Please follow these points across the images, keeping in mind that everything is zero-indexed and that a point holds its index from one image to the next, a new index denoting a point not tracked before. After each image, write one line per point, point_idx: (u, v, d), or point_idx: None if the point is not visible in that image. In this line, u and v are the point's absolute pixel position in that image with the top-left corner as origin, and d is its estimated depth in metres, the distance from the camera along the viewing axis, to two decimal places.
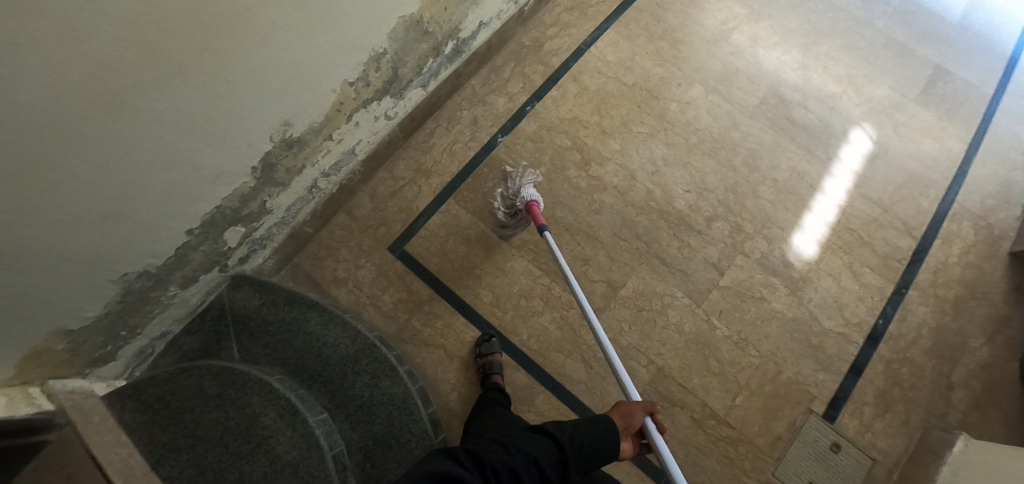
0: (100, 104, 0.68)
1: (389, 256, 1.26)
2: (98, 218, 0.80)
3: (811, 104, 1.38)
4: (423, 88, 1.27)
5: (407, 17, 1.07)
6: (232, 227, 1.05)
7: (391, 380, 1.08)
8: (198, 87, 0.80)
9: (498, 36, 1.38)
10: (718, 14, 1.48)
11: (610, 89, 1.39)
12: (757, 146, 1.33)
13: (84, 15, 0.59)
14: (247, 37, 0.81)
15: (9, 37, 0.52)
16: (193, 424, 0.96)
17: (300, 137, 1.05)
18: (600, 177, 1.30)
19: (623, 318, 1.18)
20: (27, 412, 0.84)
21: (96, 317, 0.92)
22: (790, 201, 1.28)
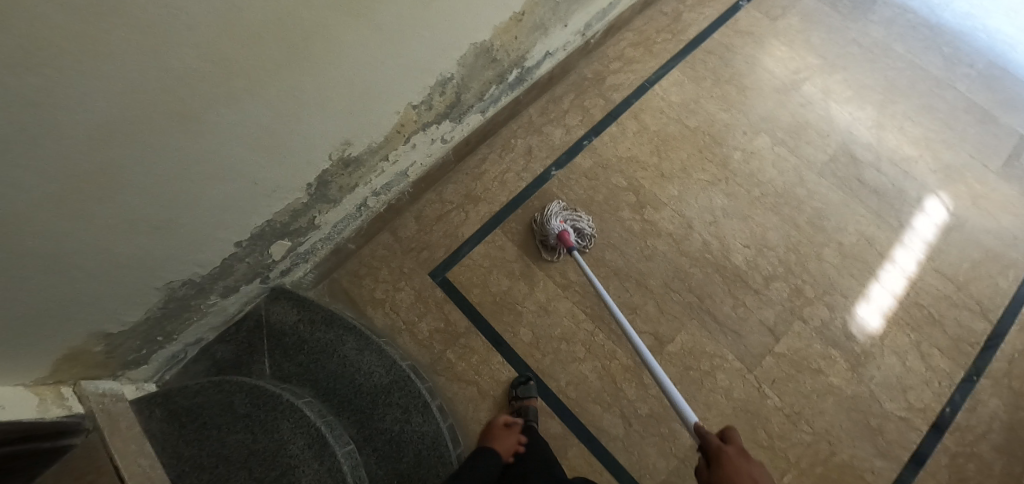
0: (171, 115, 0.67)
1: (429, 282, 1.22)
2: (151, 226, 0.78)
3: (884, 166, 1.29)
4: (482, 114, 1.24)
5: (478, 44, 1.05)
6: (279, 241, 1.03)
7: (424, 417, 1.03)
8: (268, 103, 0.78)
9: (561, 67, 1.34)
10: (789, 63, 1.41)
11: (671, 131, 1.33)
12: (823, 205, 1.25)
13: (166, 27, 0.58)
14: (322, 57, 0.79)
15: (84, 43, 0.52)
16: (219, 443, 0.92)
17: (358, 156, 1.02)
18: (655, 222, 1.24)
19: (667, 375, 1.12)
20: (57, 416, 0.84)
21: (137, 322, 0.90)
22: (856, 267, 1.20)
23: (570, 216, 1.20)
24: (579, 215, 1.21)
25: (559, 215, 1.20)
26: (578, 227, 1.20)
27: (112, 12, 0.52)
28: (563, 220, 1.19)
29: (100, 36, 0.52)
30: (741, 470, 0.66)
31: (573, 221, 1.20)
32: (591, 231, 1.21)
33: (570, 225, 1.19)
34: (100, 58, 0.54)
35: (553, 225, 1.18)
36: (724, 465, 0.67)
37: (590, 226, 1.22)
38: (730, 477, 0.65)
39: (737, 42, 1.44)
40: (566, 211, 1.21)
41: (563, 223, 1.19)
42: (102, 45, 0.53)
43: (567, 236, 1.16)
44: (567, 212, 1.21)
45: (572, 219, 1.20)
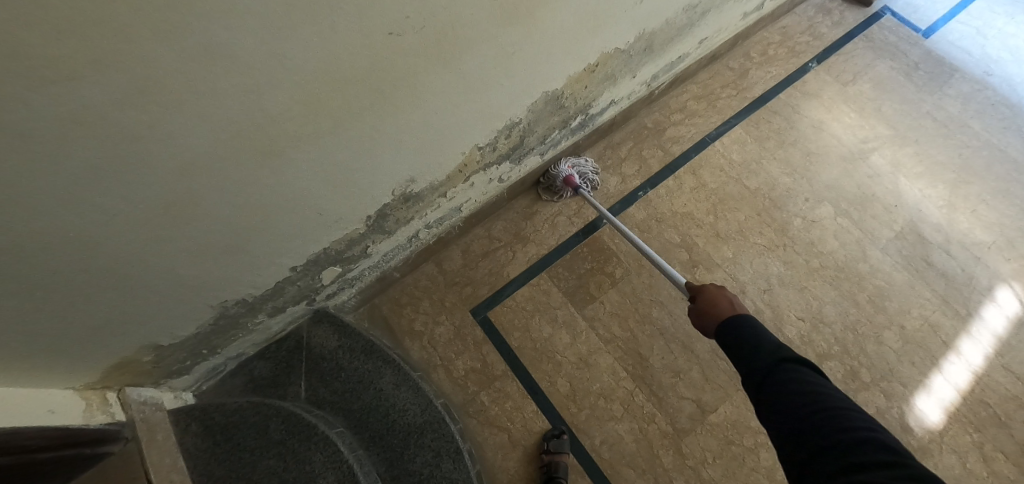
0: (256, 149, 0.70)
1: (469, 319, 1.21)
2: (219, 249, 0.80)
3: (954, 250, 1.22)
4: (541, 156, 1.23)
5: (550, 92, 1.04)
6: (331, 267, 1.03)
7: (454, 464, 1.00)
8: (345, 141, 0.80)
9: (623, 115, 1.33)
10: (858, 130, 1.36)
11: (730, 190, 1.30)
12: (886, 284, 1.19)
13: (269, 69, 0.61)
14: (402, 101, 0.81)
15: (193, 83, 0.55)
16: (250, 466, 0.91)
17: (419, 192, 1.02)
18: (706, 283, 1.21)
19: (707, 446, 1.08)
20: (100, 423, 0.84)
21: (187, 335, 0.91)
22: (917, 354, 1.13)
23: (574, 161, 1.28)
24: (586, 161, 1.28)
25: (569, 159, 1.27)
26: (585, 173, 1.27)
27: (225, 57, 0.55)
28: (572, 165, 1.26)
29: (210, 78, 0.56)
30: (716, 294, 0.86)
31: (582, 167, 1.27)
32: (596, 177, 1.29)
33: (578, 171, 1.26)
34: (206, 96, 0.58)
35: (562, 168, 1.25)
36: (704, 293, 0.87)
37: (596, 171, 1.29)
38: (711, 297, 0.85)
39: (804, 104, 1.40)
40: (576, 157, 1.27)
41: (572, 168, 1.26)
42: (211, 85, 0.57)
43: (573, 178, 1.24)
44: (576, 157, 1.28)
45: (581, 165, 1.27)
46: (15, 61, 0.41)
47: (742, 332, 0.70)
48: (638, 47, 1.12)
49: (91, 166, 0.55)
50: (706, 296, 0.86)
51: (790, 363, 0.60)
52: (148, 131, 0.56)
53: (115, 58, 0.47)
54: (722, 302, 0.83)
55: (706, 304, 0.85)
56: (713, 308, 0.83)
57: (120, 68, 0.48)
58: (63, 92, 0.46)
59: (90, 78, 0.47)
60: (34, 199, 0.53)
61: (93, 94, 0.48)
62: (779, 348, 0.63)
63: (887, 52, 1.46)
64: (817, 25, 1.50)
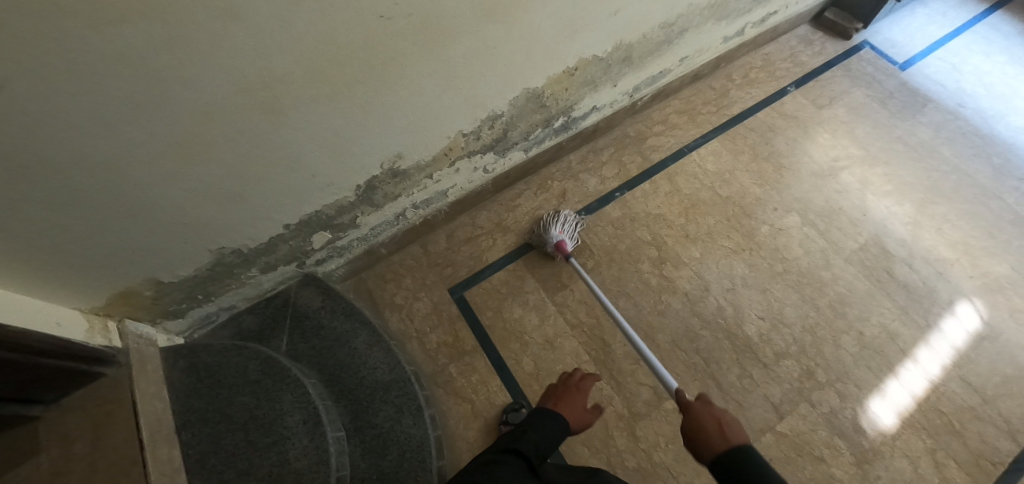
0: (260, 107, 0.81)
1: (447, 297, 1.29)
2: (221, 196, 0.91)
3: (917, 264, 1.27)
4: (525, 152, 1.33)
5: (531, 89, 1.15)
6: (321, 232, 1.13)
7: (414, 420, 1.07)
8: (340, 111, 0.91)
9: (606, 122, 1.43)
10: (831, 150, 1.43)
11: (702, 196, 1.38)
12: (847, 291, 1.24)
13: (277, 36, 0.73)
14: (394, 81, 0.92)
15: (212, 40, 0.67)
16: (227, 401, 1.01)
17: (406, 169, 1.13)
18: (672, 279, 1.27)
19: (660, 431, 1.12)
20: (97, 345, 0.94)
21: (185, 276, 1.01)
22: (874, 360, 1.17)
23: (563, 222, 1.28)
24: (568, 217, 1.29)
25: (555, 225, 1.27)
26: (572, 230, 1.29)
27: (240, 20, 0.68)
28: (559, 229, 1.27)
29: (227, 38, 0.68)
30: (703, 413, 0.81)
31: (567, 226, 1.29)
32: (580, 225, 1.32)
33: (566, 232, 1.28)
34: (223, 53, 0.70)
35: (555, 239, 1.25)
36: (690, 411, 0.82)
37: (578, 218, 1.32)
38: (698, 419, 0.80)
39: (780, 124, 1.48)
40: (559, 218, 1.28)
41: (561, 233, 1.27)
42: (227, 43, 0.69)
43: (565, 244, 1.25)
44: (557, 218, 1.29)
45: (568, 224, 1.28)
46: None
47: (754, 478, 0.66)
48: (616, 57, 1.23)
49: (124, 99, 0.68)
50: (692, 414, 0.81)
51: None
52: (172, 76, 0.69)
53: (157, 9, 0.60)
54: (710, 427, 0.78)
55: (694, 429, 0.80)
56: (703, 433, 0.78)
57: (157, 17, 0.61)
58: (110, 32, 0.59)
59: (133, 22, 0.60)
60: (79, 120, 0.67)
61: (136, 37, 0.62)
62: None
63: (864, 81, 1.55)
64: (798, 54, 1.61)
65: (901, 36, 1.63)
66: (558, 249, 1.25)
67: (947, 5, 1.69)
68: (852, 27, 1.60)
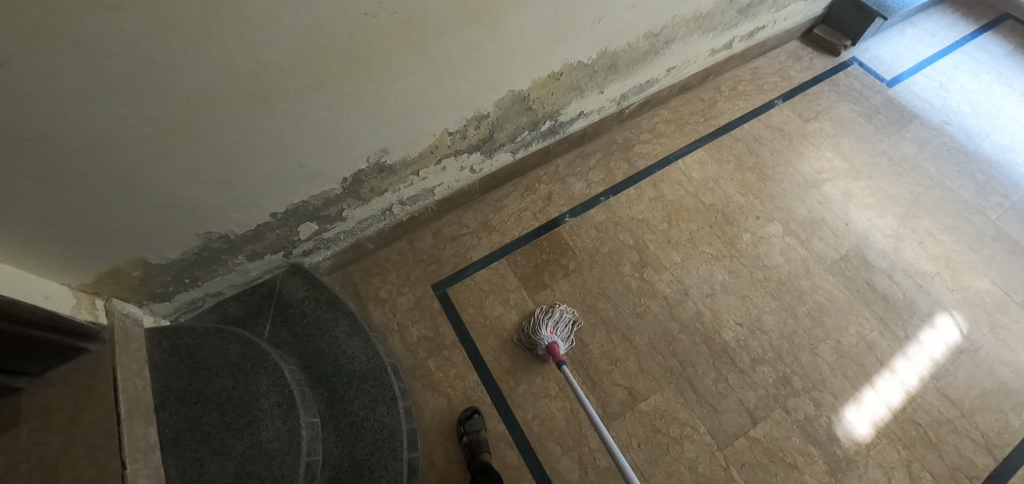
0: (248, 95, 0.85)
1: (430, 292, 1.31)
2: (209, 181, 0.94)
3: (897, 276, 1.28)
4: (512, 154, 1.36)
5: (516, 92, 1.18)
6: (308, 223, 1.17)
7: (388, 410, 1.08)
8: (326, 104, 0.94)
9: (594, 128, 1.47)
10: (816, 162, 1.45)
11: (686, 203, 1.40)
12: (826, 301, 1.25)
13: (264, 28, 0.76)
14: (380, 77, 0.95)
15: (202, 29, 0.72)
16: (205, 382, 1.03)
17: (392, 165, 1.16)
18: (653, 282, 1.28)
19: (634, 432, 1.11)
20: (84, 320, 0.97)
21: (172, 259, 1.05)
22: (851, 369, 1.17)
23: (555, 322, 1.18)
24: (562, 318, 1.19)
25: (547, 325, 1.17)
26: (565, 330, 1.19)
27: (228, 11, 0.72)
28: (551, 330, 1.17)
29: (216, 27, 0.73)
30: None
31: (560, 326, 1.19)
32: (574, 324, 1.22)
33: (559, 332, 1.18)
34: (211, 41, 0.74)
35: (546, 341, 1.15)
36: None
37: (572, 318, 1.22)
38: None
39: (766, 135, 1.51)
40: (551, 318, 1.18)
41: (553, 334, 1.17)
42: (216, 32, 0.73)
43: (557, 347, 1.14)
44: (549, 317, 1.19)
45: (561, 324, 1.18)
46: None
47: None
48: (601, 64, 1.27)
49: (116, 81, 0.72)
50: None
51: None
52: (163, 62, 0.73)
53: None
54: None
55: None
56: None
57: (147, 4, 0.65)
58: (106, 17, 0.64)
59: (125, 8, 0.64)
60: (74, 100, 0.71)
61: (128, 22, 0.66)
62: None
63: (851, 97, 1.58)
64: (787, 68, 1.65)
65: (890, 54, 1.66)
66: (550, 352, 1.13)
67: (937, 26, 1.72)
68: (840, 44, 1.64)
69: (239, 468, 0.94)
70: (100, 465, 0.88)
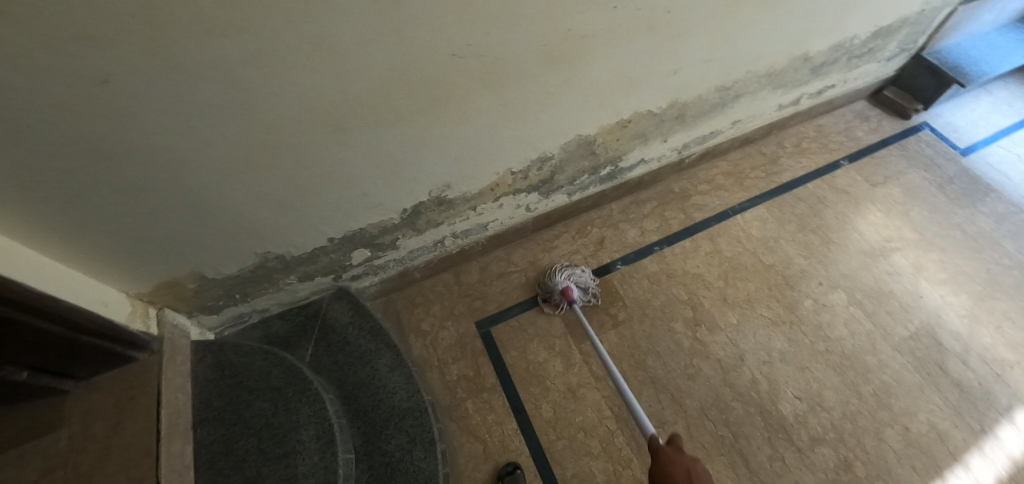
0: (327, 126, 0.85)
1: (473, 329, 1.28)
2: (275, 203, 0.94)
3: (972, 361, 1.19)
4: (568, 196, 1.34)
5: (584, 136, 1.17)
6: (361, 249, 1.15)
7: (425, 453, 1.04)
8: (400, 137, 0.93)
9: (652, 175, 1.44)
10: (883, 229, 1.39)
11: (744, 261, 1.35)
12: (893, 381, 1.17)
13: (355, 63, 0.77)
14: (455, 115, 0.95)
15: (296, 60, 0.72)
16: (246, 405, 1.01)
17: (452, 199, 1.15)
18: (706, 343, 1.23)
19: None
20: (137, 329, 0.97)
21: (228, 275, 1.05)
22: (920, 460, 1.08)
23: (572, 272, 1.28)
24: (578, 268, 1.28)
25: (561, 272, 1.27)
26: (581, 279, 1.27)
27: (324, 46, 0.72)
28: (566, 277, 1.26)
29: (309, 60, 0.73)
30: (674, 459, 0.84)
31: (576, 276, 1.28)
32: (593, 280, 1.29)
33: (574, 280, 1.27)
34: (303, 73, 0.74)
35: (559, 284, 1.24)
36: (661, 457, 0.85)
37: (590, 274, 1.30)
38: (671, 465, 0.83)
39: (830, 196, 1.45)
40: (567, 267, 1.28)
41: (567, 280, 1.26)
42: (308, 64, 0.73)
43: (570, 291, 1.24)
44: (565, 267, 1.29)
45: (575, 273, 1.27)
46: (190, 15, 0.60)
47: None
48: (669, 114, 1.24)
49: (208, 105, 0.72)
50: (664, 459, 0.85)
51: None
52: (253, 88, 0.73)
53: (251, 28, 0.65)
54: (678, 474, 0.82)
55: (662, 475, 0.83)
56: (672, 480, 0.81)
57: (250, 37, 0.66)
58: (209, 44, 0.64)
59: (229, 39, 0.65)
60: (167, 121, 0.72)
61: (229, 51, 0.67)
62: None
63: (922, 164, 1.52)
64: (853, 129, 1.60)
65: (963, 121, 1.60)
66: (563, 294, 1.23)
67: (1013, 96, 1.66)
68: (912, 108, 1.59)
69: None
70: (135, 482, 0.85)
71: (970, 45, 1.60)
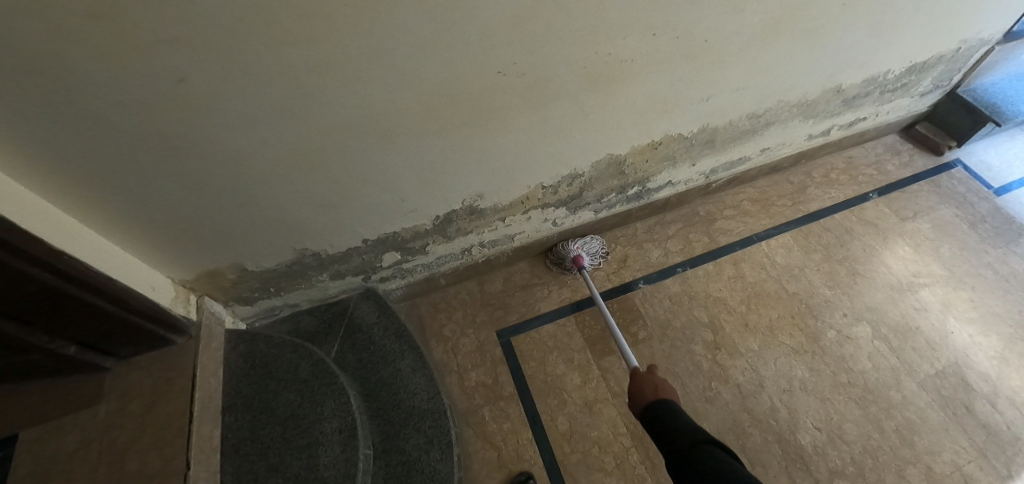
0: (375, 133, 0.89)
1: (493, 338, 1.30)
2: (319, 203, 0.99)
3: (1001, 404, 1.17)
4: (594, 213, 1.37)
5: (615, 155, 1.19)
6: (392, 252, 1.19)
7: (442, 455, 1.06)
8: (440, 147, 0.98)
9: (679, 197, 1.45)
10: (911, 264, 1.38)
11: (767, 287, 1.35)
12: (917, 419, 1.15)
13: (407, 76, 0.81)
14: (494, 128, 0.98)
15: (354, 71, 0.77)
16: (274, 395, 1.05)
17: (483, 209, 1.18)
18: (726, 366, 1.23)
19: None
20: (178, 314, 1.02)
21: (266, 268, 1.09)
22: None
23: (584, 240, 1.37)
24: (590, 237, 1.38)
25: (575, 241, 1.37)
26: (592, 247, 1.37)
27: (380, 59, 0.77)
28: (579, 246, 1.36)
29: (366, 72, 0.78)
30: (646, 380, 0.96)
31: (587, 244, 1.37)
32: (603, 248, 1.39)
33: (585, 248, 1.36)
34: (359, 83, 0.79)
35: (572, 252, 1.34)
36: (635, 380, 0.98)
37: (601, 242, 1.39)
38: (638, 383, 0.96)
39: (858, 228, 1.45)
40: (580, 237, 1.37)
41: (580, 249, 1.35)
42: (364, 75, 0.78)
43: (581, 259, 1.34)
44: (578, 237, 1.38)
45: (587, 242, 1.37)
46: (265, 25, 0.66)
47: (666, 419, 0.80)
48: (700, 138, 1.27)
49: (270, 109, 0.78)
50: (635, 380, 0.97)
51: (708, 445, 0.71)
52: (312, 94, 0.78)
53: (316, 39, 0.70)
54: (646, 388, 0.93)
55: (635, 390, 0.95)
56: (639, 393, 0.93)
57: (315, 47, 0.71)
58: (278, 51, 0.70)
59: (296, 49, 0.70)
60: (232, 121, 0.77)
61: (295, 60, 0.72)
62: (697, 432, 0.73)
63: (953, 201, 1.50)
64: (884, 162, 1.60)
65: (998, 160, 1.58)
66: (574, 263, 1.33)
67: None
68: (945, 144, 1.59)
69: None
70: (165, 461, 0.89)
71: (1006, 84, 1.59)
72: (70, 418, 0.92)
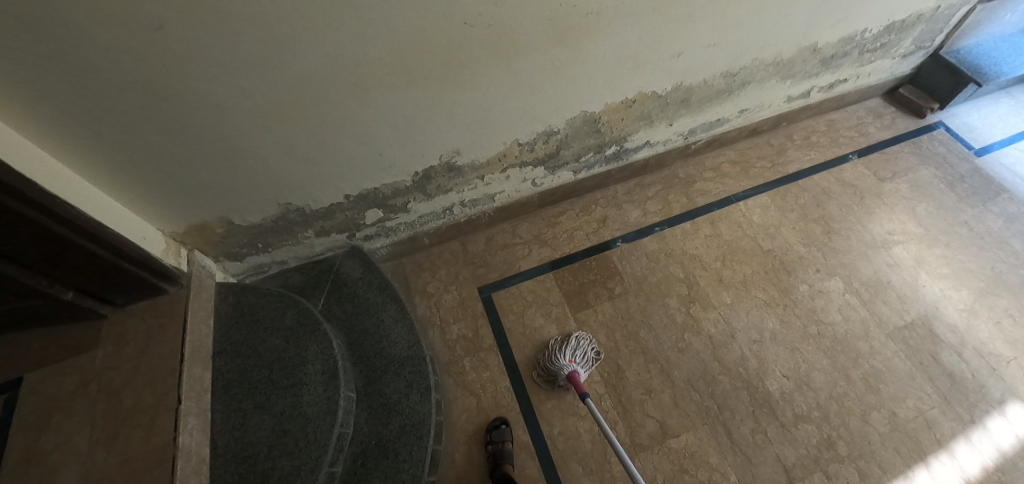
0: (347, 84, 0.93)
1: (474, 294, 1.34)
2: (298, 157, 1.03)
3: (968, 354, 1.19)
4: (573, 173, 1.40)
5: (589, 113, 1.22)
6: (374, 209, 1.24)
7: (421, 398, 1.11)
8: (413, 100, 1.01)
9: (658, 159, 1.48)
10: (888, 223, 1.40)
11: (742, 245, 1.38)
12: (884, 368, 1.19)
13: (375, 25, 0.84)
14: (465, 82, 1.02)
15: (323, 20, 0.80)
16: (260, 341, 1.10)
17: (461, 166, 1.22)
18: (698, 319, 1.26)
19: (659, 467, 1.08)
20: (169, 264, 1.08)
21: (253, 223, 1.15)
22: (904, 444, 1.09)
23: (573, 350, 1.17)
24: (576, 343, 1.19)
25: (565, 353, 1.17)
26: (582, 354, 1.18)
27: (347, 8, 0.80)
28: (570, 357, 1.16)
29: (334, 21, 0.81)
30: None
31: (577, 352, 1.18)
32: (593, 349, 1.21)
33: (576, 358, 1.17)
34: (328, 33, 0.83)
35: (565, 370, 1.14)
36: None
37: (589, 341, 1.21)
38: None
39: (835, 188, 1.47)
40: (568, 345, 1.18)
41: (572, 362, 1.16)
42: (333, 23, 0.82)
43: (577, 376, 1.13)
44: (564, 345, 1.18)
45: (576, 350, 1.17)
46: None
47: None
48: (674, 97, 1.29)
49: (244, 58, 0.82)
50: None
51: None
52: (285, 43, 0.82)
53: None
54: None
55: None
56: None
57: None
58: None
59: None
60: (208, 71, 0.81)
61: (264, 9, 0.76)
62: None
63: (933, 161, 1.52)
64: (865, 125, 1.61)
65: (980, 122, 1.59)
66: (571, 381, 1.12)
67: None
68: (927, 106, 1.59)
69: (278, 425, 0.99)
70: (158, 397, 0.95)
71: (991, 46, 1.59)
72: (70, 360, 0.98)
